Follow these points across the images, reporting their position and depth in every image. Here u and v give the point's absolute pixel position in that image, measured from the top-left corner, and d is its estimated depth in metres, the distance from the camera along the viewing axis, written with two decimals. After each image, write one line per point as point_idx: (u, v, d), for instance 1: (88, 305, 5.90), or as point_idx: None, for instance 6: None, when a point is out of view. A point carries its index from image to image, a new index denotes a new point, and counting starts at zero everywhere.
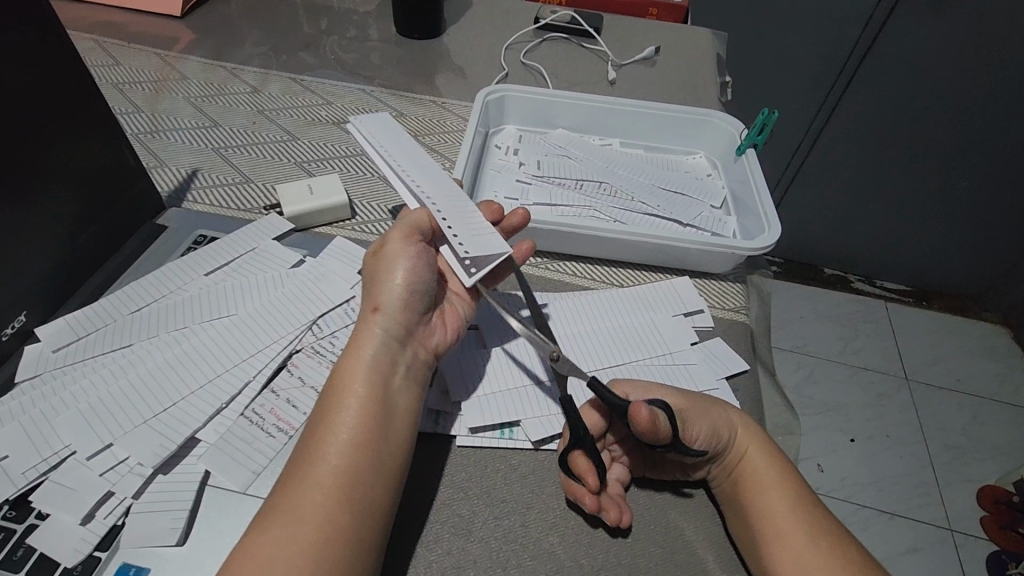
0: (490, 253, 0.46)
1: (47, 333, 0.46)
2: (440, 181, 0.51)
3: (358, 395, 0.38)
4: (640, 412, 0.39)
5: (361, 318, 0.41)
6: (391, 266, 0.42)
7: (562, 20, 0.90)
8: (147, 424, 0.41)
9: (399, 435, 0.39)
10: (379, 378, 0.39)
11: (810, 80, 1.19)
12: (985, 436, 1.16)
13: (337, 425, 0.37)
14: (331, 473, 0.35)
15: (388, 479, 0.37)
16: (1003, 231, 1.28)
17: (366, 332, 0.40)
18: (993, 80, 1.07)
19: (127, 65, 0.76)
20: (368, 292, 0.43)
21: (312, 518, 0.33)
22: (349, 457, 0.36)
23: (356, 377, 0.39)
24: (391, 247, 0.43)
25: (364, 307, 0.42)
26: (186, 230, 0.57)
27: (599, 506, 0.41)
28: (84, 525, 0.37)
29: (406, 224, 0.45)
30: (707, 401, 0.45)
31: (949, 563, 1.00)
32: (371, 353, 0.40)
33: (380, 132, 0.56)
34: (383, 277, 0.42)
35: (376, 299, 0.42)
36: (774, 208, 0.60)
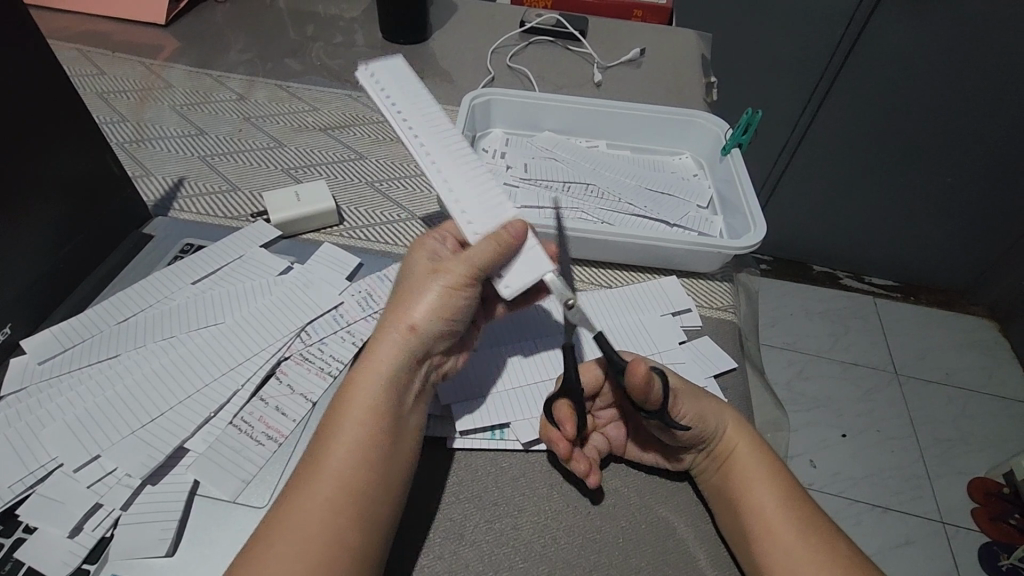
0: (528, 276, 0.41)
1: (32, 345, 0.46)
2: (470, 172, 0.44)
3: (372, 414, 0.37)
4: (637, 369, 0.39)
5: (383, 330, 0.40)
6: (436, 286, 0.40)
7: (548, 23, 0.90)
8: (135, 434, 0.41)
9: (405, 452, 0.39)
10: (393, 397, 0.38)
11: (795, 80, 1.20)
12: (974, 429, 1.18)
13: (348, 442, 0.37)
14: (340, 491, 0.35)
15: (393, 495, 0.37)
16: (988, 225, 1.30)
17: (386, 349, 0.39)
18: (973, 77, 1.09)
19: (111, 75, 0.75)
20: (401, 307, 0.40)
21: (317, 534, 0.33)
22: (358, 475, 0.36)
23: (372, 396, 0.38)
24: (455, 266, 0.40)
25: (385, 317, 0.41)
26: (173, 238, 0.57)
27: (571, 454, 0.43)
28: (73, 537, 0.37)
29: (486, 253, 0.40)
30: (701, 391, 0.45)
31: (941, 555, 1.00)
32: (392, 373, 0.39)
33: (410, 108, 0.46)
34: (415, 292, 0.41)
35: (412, 321, 0.39)
36: (759, 207, 0.60)
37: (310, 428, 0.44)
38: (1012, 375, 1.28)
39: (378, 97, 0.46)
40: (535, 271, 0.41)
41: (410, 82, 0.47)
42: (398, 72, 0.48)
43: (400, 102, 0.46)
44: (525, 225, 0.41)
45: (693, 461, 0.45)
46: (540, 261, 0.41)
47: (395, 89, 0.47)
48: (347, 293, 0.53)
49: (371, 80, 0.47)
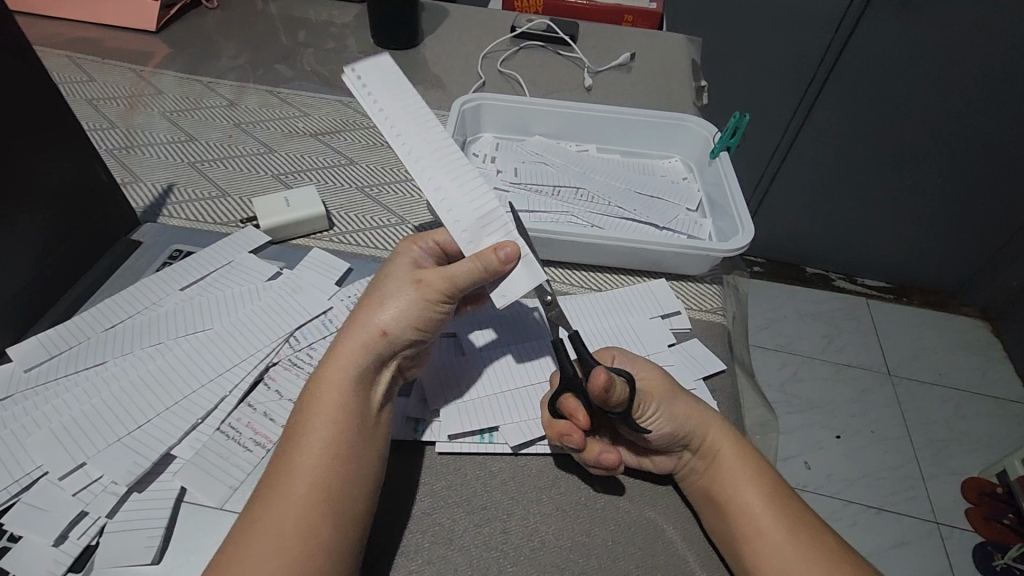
0: (523, 288, 0.42)
1: (18, 352, 0.45)
2: (466, 183, 0.43)
3: (338, 411, 0.38)
4: (598, 376, 0.40)
5: (348, 329, 0.40)
6: (410, 294, 0.41)
7: (538, 28, 0.91)
8: (122, 441, 0.41)
9: (377, 446, 0.39)
10: (359, 394, 0.39)
11: (786, 83, 1.21)
12: (967, 429, 1.18)
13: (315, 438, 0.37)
14: (312, 487, 0.35)
15: (364, 488, 0.37)
16: (978, 225, 1.31)
17: (351, 348, 0.39)
18: (961, 79, 1.10)
19: (101, 81, 0.75)
20: (373, 310, 0.40)
21: (291, 531, 0.33)
22: (332, 470, 0.36)
23: (337, 393, 0.38)
24: (434, 279, 0.41)
25: (353, 317, 0.41)
26: (162, 245, 0.57)
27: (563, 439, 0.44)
28: (57, 546, 0.37)
29: (474, 273, 0.41)
30: (678, 389, 0.46)
31: (936, 555, 1.01)
32: (359, 373, 0.39)
33: (400, 115, 0.44)
34: (383, 293, 0.41)
35: (383, 324, 0.40)
36: (747, 209, 0.61)
37: None
38: (1004, 375, 1.28)
39: (365, 103, 0.45)
40: (529, 283, 0.42)
41: (398, 83, 0.46)
42: (387, 72, 0.46)
43: (388, 108, 0.45)
44: (516, 249, 0.42)
45: (676, 462, 0.45)
46: (535, 271, 0.43)
47: (384, 92, 0.45)
48: (336, 298, 0.53)
49: (358, 83, 0.45)
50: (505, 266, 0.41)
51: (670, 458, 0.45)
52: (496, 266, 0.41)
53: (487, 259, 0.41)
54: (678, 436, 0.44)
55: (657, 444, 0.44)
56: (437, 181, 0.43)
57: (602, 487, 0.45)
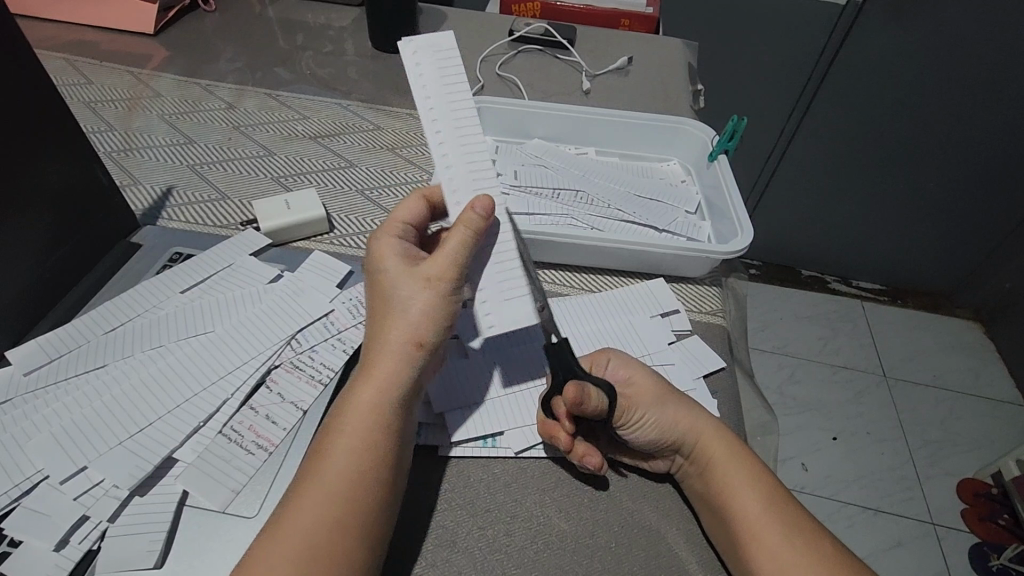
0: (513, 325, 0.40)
1: (17, 355, 0.45)
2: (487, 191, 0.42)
3: (376, 428, 0.38)
4: (569, 389, 0.42)
5: (374, 347, 0.39)
6: (426, 296, 0.39)
7: (536, 32, 0.91)
8: (124, 445, 0.41)
9: (404, 459, 0.39)
10: (394, 409, 0.39)
11: (781, 88, 1.21)
12: (962, 430, 1.19)
13: (351, 457, 0.37)
14: (349, 506, 0.36)
15: (395, 496, 0.38)
16: (971, 228, 1.32)
17: (386, 367, 0.38)
18: (953, 84, 1.11)
19: (98, 84, 0.75)
20: (408, 323, 0.39)
21: (307, 543, 0.34)
22: (354, 485, 0.36)
23: (374, 411, 0.38)
24: (441, 269, 0.39)
25: (374, 333, 0.40)
26: (161, 248, 0.56)
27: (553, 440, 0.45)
28: (59, 550, 0.37)
29: (463, 244, 0.39)
30: (670, 392, 0.46)
31: (933, 555, 1.01)
32: (394, 389, 0.38)
33: (443, 106, 0.42)
34: (397, 302, 0.39)
35: (420, 336, 0.39)
36: (746, 211, 0.61)
37: (301, 437, 0.44)
38: (997, 377, 1.30)
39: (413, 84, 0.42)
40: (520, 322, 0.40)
41: (450, 69, 0.43)
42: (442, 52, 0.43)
43: (433, 95, 0.42)
44: (491, 201, 0.40)
45: (671, 462, 0.46)
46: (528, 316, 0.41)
47: (436, 82, 0.42)
48: (338, 301, 0.53)
49: (412, 62, 0.42)
50: (487, 222, 0.39)
51: (664, 458, 0.46)
52: (480, 226, 0.39)
53: (469, 223, 0.38)
54: (667, 439, 0.44)
55: (652, 449, 0.45)
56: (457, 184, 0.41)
57: (607, 486, 0.45)
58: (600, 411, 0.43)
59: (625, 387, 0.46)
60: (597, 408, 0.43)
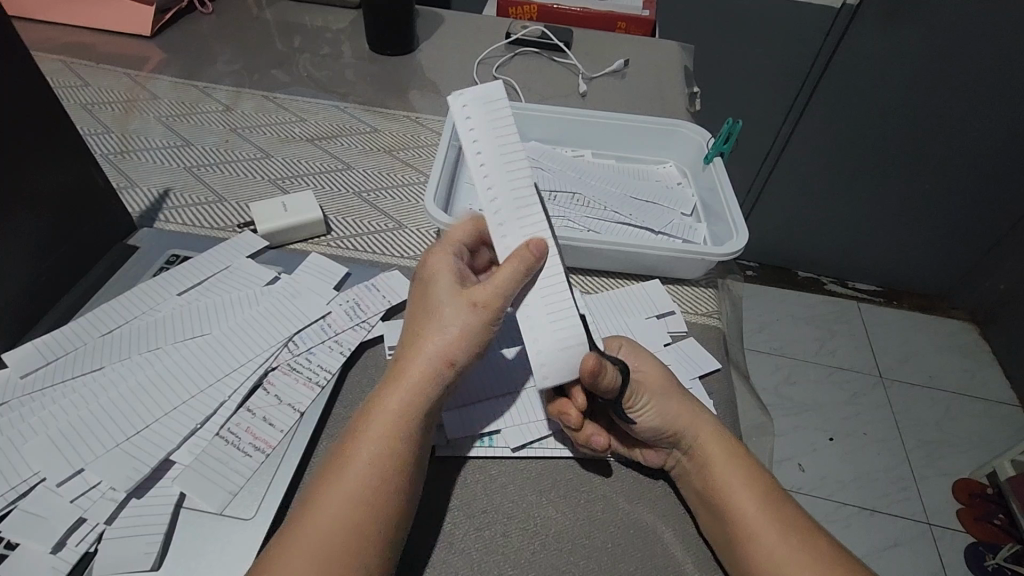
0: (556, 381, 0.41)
1: (15, 358, 0.45)
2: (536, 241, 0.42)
3: (394, 438, 0.38)
4: (588, 361, 0.40)
5: (404, 357, 0.40)
6: (466, 317, 0.40)
7: (533, 35, 0.92)
8: (121, 447, 0.41)
9: (418, 469, 0.39)
10: (415, 422, 0.39)
11: (775, 92, 1.22)
12: (958, 430, 1.20)
13: (365, 461, 0.37)
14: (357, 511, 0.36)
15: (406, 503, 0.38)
16: (967, 229, 1.33)
17: (410, 379, 0.39)
18: (947, 88, 1.12)
19: (96, 86, 0.75)
20: (443, 342, 0.39)
21: (312, 550, 0.34)
22: (362, 491, 0.36)
23: (395, 420, 0.38)
24: (488, 296, 0.40)
25: (406, 343, 0.41)
26: (157, 250, 0.56)
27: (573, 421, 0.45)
28: (55, 553, 0.37)
29: (512, 277, 0.39)
30: (675, 387, 0.47)
31: (928, 556, 1.02)
32: (417, 403, 0.39)
33: (494, 153, 0.42)
34: (437, 317, 0.40)
35: (451, 356, 0.39)
36: (741, 214, 0.61)
37: (298, 437, 0.44)
38: (992, 377, 1.30)
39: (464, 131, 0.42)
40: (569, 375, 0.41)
41: (500, 119, 0.43)
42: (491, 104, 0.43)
43: (483, 143, 0.42)
44: (544, 243, 0.41)
45: (666, 457, 0.46)
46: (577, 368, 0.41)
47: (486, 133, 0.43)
48: (335, 302, 0.53)
49: (462, 112, 0.43)
50: (538, 262, 0.40)
51: (660, 453, 0.46)
52: (530, 265, 0.40)
53: (522, 257, 0.40)
54: (668, 434, 0.45)
55: (654, 443, 0.46)
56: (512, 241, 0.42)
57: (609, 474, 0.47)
58: (610, 390, 0.43)
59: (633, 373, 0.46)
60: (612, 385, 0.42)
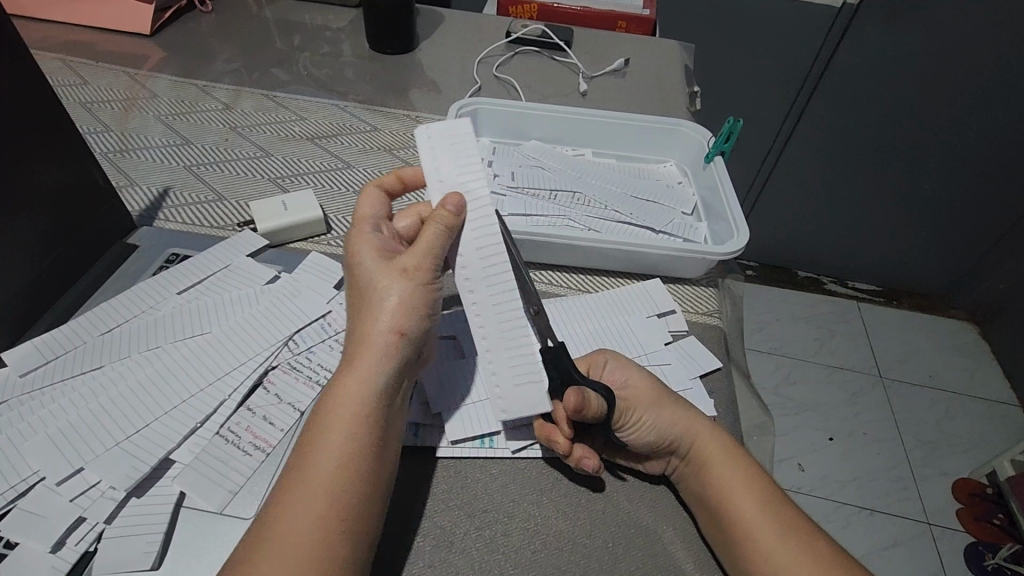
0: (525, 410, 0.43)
1: (14, 357, 0.45)
2: (496, 267, 0.44)
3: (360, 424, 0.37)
4: (571, 397, 0.41)
5: (356, 337, 0.40)
6: (404, 285, 0.40)
7: (533, 34, 0.91)
8: (121, 446, 0.41)
9: (388, 453, 0.39)
10: (377, 405, 0.38)
11: (776, 92, 1.22)
12: (957, 430, 1.20)
13: (335, 449, 0.36)
14: (333, 502, 0.35)
15: (378, 494, 0.38)
16: (967, 229, 1.33)
17: (367, 357, 0.39)
18: (947, 87, 1.12)
19: (95, 84, 0.75)
20: (388, 314, 0.39)
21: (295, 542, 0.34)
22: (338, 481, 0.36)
23: (359, 405, 0.38)
24: (421, 258, 0.41)
25: (354, 325, 0.40)
26: (157, 248, 0.56)
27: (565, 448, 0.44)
28: (55, 552, 0.37)
29: (436, 236, 0.41)
30: (668, 393, 0.47)
31: (928, 555, 1.02)
32: (376, 382, 0.38)
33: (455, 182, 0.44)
34: (374, 294, 0.40)
35: (400, 326, 0.40)
36: (742, 212, 0.61)
37: (299, 437, 0.44)
38: (992, 377, 1.30)
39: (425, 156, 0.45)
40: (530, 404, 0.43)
41: (464, 144, 0.46)
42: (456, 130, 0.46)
43: (445, 169, 0.44)
44: (462, 199, 0.43)
45: (666, 464, 0.46)
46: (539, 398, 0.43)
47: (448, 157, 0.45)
48: (335, 301, 0.53)
49: (427, 143, 0.45)
50: (459, 218, 0.42)
51: (659, 460, 0.46)
52: (451, 221, 0.42)
53: (442, 217, 0.42)
54: (664, 442, 0.44)
55: (651, 452, 0.45)
56: (467, 263, 0.43)
57: (604, 487, 0.45)
58: (598, 416, 0.43)
59: (622, 389, 0.46)
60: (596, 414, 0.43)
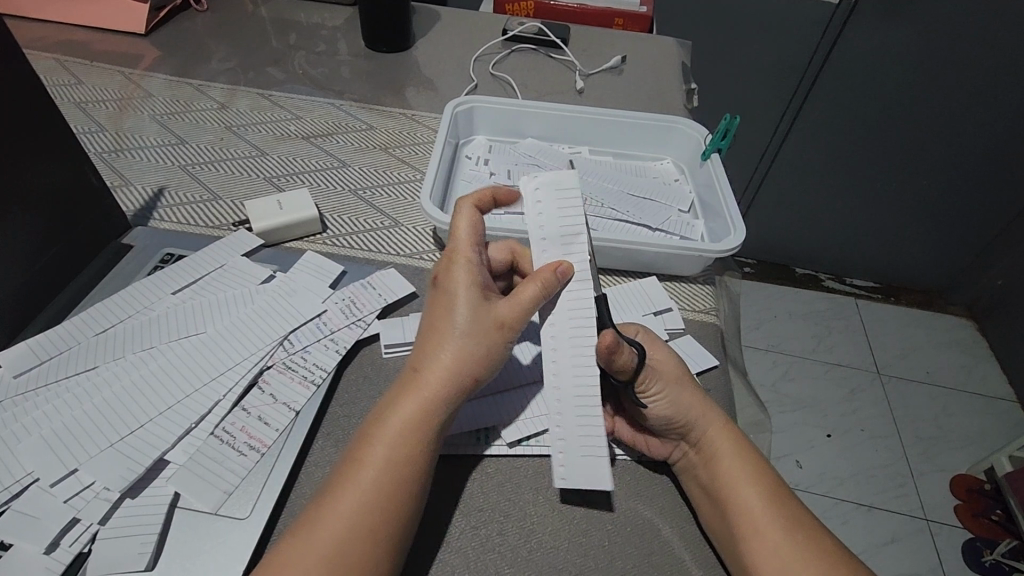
0: (583, 483, 0.43)
1: (7, 358, 0.45)
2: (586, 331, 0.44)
3: (410, 445, 0.38)
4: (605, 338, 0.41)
5: (427, 365, 0.41)
6: (491, 334, 0.41)
7: (530, 31, 0.91)
8: (115, 446, 0.40)
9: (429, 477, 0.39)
10: (435, 429, 0.40)
11: (773, 89, 1.22)
12: (955, 426, 1.20)
13: (378, 466, 0.37)
14: (365, 511, 0.36)
15: (421, 502, 0.38)
16: (965, 225, 1.33)
17: (435, 391, 0.40)
18: (944, 84, 1.12)
19: (90, 84, 0.75)
20: (472, 361, 0.41)
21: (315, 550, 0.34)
22: (366, 495, 0.36)
23: (404, 428, 0.39)
24: (515, 315, 0.41)
25: (426, 351, 0.41)
26: (152, 249, 0.56)
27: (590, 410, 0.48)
28: (49, 553, 0.37)
29: (536, 296, 0.42)
30: (690, 384, 0.47)
31: (927, 551, 1.02)
32: (433, 412, 0.40)
33: (557, 239, 0.46)
34: (458, 329, 0.41)
35: (477, 373, 0.41)
36: (738, 210, 0.61)
37: (293, 438, 0.44)
38: (990, 373, 1.31)
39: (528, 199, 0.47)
40: (590, 482, 0.43)
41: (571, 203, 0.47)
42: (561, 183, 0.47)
43: (547, 226, 0.46)
44: (570, 268, 0.44)
45: (672, 449, 0.46)
46: (601, 479, 0.43)
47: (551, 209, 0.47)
48: (330, 301, 0.53)
49: (534, 192, 0.47)
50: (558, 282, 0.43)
51: (667, 448, 0.47)
52: (553, 284, 0.42)
53: (547, 278, 0.42)
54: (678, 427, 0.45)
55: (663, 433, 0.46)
56: (558, 326, 0.44)
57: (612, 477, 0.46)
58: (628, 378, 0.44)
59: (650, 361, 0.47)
60: (626, 371, 0.43)
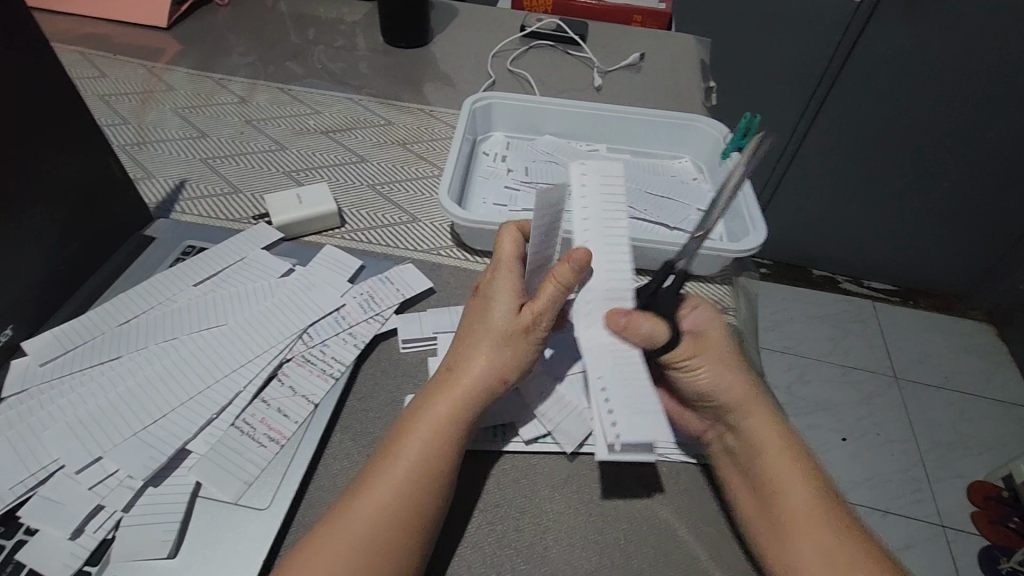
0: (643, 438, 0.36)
1: (35, 347, 0.46)
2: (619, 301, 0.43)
3: (438, 439, 0.39)
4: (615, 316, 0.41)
5: (460, 364, 0.41)
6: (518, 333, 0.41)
7: (548, 28, 0.91)
8: (139, 435, 0.41)
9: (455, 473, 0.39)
10: (466, 427, 0.40)
11: (791, 89, 1.20)
12: (973, 432, 1.18)
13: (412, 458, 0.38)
14: (398, 504, 0.36)
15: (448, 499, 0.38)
16: (986, 228, 1.30)
17: (466, 387, 0.40)
18: (967, 84, 1.09)
19: (113, 77, 0.76)
20: (497, 358, 0.41)
21: (350, 538, 0.35)
22: (400, 486, 0.37)
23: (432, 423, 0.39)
24: (542, 314, 0.41)
25: (460, 350, 0.42)
26: (174, 241, 0.56)
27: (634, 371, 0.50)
28: (73, 539, 0.37)
29: (556, 295, 0.40)
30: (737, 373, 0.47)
31: (942, 558, 1.00)
32: (466, 414, 0.40)
33: (599, 228, 0.45)
34: (490, 329, 0.42)
35: (505, 372, 0.41)
36: (757, 209, 0.61)
37: (311, 430, 0.44)
38: (1010, 380, 1.28)
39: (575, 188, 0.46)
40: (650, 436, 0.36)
41: (616, 196, 0.46)
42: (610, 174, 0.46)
43: (591, 216, 0.45)
44: (586, 254, 0.41)
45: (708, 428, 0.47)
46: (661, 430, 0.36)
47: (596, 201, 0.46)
48: (348, 295, 0.53)
49: (581, 180, 0.46)
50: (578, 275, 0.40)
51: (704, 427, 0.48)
52: (570, 280, 0.40)
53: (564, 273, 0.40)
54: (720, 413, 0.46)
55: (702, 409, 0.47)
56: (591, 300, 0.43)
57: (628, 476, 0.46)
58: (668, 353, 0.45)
59: (701, 336, 0.47)
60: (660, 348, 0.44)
